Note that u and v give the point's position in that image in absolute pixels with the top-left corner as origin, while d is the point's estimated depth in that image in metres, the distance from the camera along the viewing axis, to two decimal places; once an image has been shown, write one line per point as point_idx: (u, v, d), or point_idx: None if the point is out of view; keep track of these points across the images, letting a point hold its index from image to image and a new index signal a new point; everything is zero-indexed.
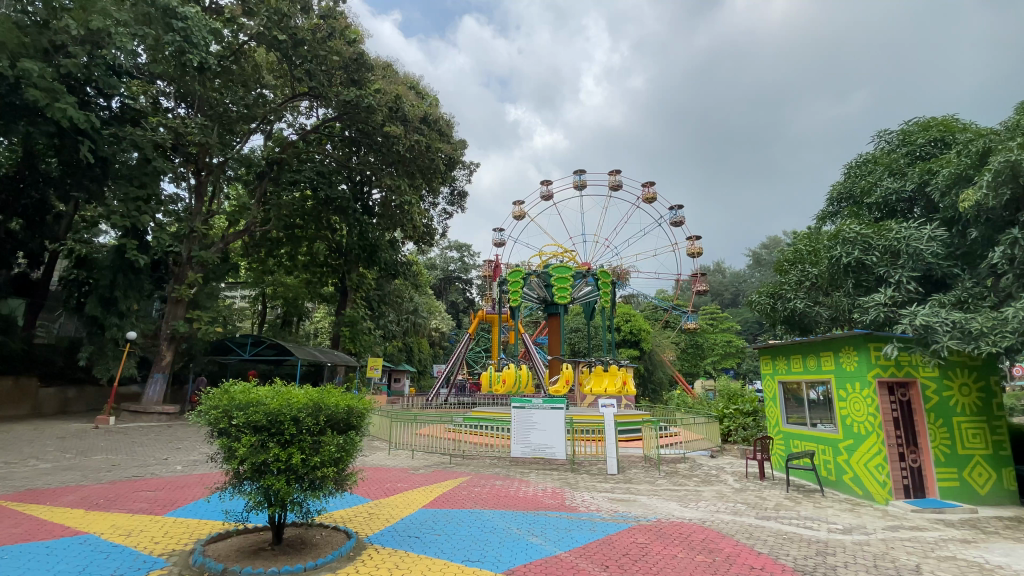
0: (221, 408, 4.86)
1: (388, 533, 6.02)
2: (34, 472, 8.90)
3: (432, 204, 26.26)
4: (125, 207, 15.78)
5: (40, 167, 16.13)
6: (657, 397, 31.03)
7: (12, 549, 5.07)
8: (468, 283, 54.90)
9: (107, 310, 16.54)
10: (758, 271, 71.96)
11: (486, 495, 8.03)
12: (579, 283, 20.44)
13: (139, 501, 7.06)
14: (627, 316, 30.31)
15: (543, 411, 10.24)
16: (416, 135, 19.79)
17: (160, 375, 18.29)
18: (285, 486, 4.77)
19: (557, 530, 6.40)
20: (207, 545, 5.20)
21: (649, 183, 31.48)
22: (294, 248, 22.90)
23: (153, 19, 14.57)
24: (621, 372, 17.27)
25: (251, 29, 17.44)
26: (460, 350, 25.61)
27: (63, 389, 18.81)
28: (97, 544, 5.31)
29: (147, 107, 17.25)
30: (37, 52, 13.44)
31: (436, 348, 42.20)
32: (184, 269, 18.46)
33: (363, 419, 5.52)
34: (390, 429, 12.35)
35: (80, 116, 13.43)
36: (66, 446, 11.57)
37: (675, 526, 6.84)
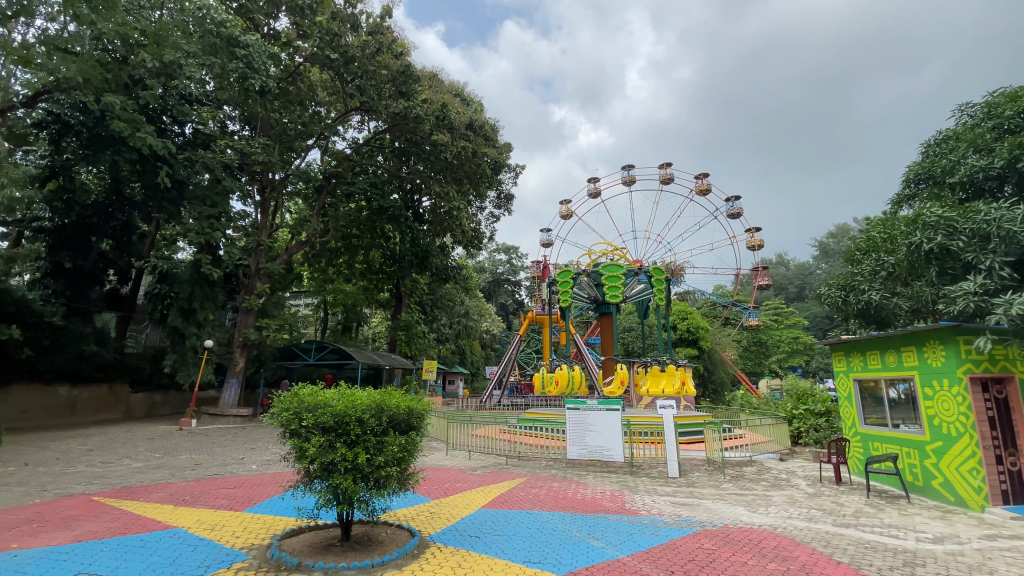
0: (293, 410, 5.09)
1: (449, 532, 6.12)
2: (128, 470, 9.73)
3: (480, 207, 26.72)
4: (199, 225, 17.05)
5: (125, 193, 17.45)
6: (719, 398, 29.68)
7: (111, 541, 5.56)
8: (517, 285, 55.30)
9: (186, 321, 17.87)
10: (825, 262, 67.58)
11: (544, 496, 8.00)
12: (632, 282, 20.14)
13: (221, 497, 7.57)
14: (684, 313, 29.38)
15: (598, 413, 10.04)
16: (463, 142, 20.27)
17: (234, 380, 19.48)
18: (351, 485, 4.95)
19: (618, 533, 6.26)
20: (282, 539, 5.49)
21: (703, 174, 30.23)
22: (351, 257, 23.94)
23: (219, 48, 15.54)
24: (680, 372, 16.87)
25: (305, 50, 18.35)
26: (511, 352, 25.54)
27: (149, 394, 20.51)
28: (185, 538, 5.70)
29: (215, 131, 18.49)
30: (119, 87, 14.77)
31: (488, 350, 42.64)
32: (253, 280, 19.66)
33: (423, 420, 5.64)
34: (447, 429, 12.54)
35: (158, 142, 14.69)
36: (155, 447, 12.56)
37: (744, 532, 6.53)
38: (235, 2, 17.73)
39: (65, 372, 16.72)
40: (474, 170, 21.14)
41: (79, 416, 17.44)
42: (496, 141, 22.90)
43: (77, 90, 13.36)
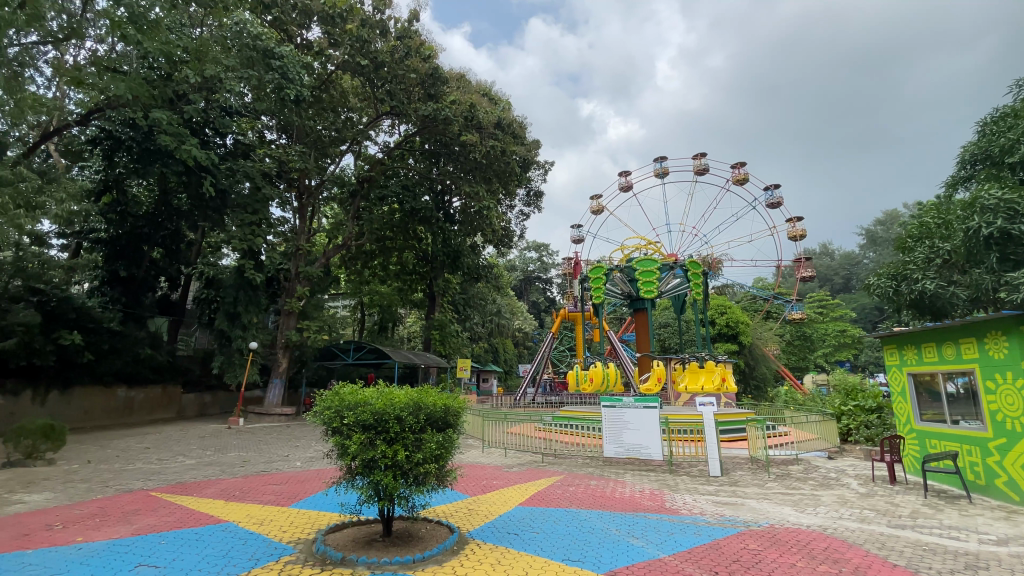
0: (334, 408, 5.22)
1: (488, 529, 6.15)
2: (182, 467, 10.23)
3: (510, 206, 26.78)
4: (242, 232, 17.75)
5: (173, 203, 18.36)
6: (762, 395, 28.74)
7: (169, 534, 5.86)
8: (548, 283, 55.12)
9: (232, 324, 18.62)
10: (873, 251, 64.36)
11: (582, 494, 7.94)
12: (667, 276, 19.71)
13: (268, 493, 7.86)
14: (722, 308, 28.60)
15: (635, 410, 9.87)
16: (491, 141, 20.37)
17: (278, 380, 20.20)
18: (392, 481, 5.04)
19: (658, 532, 6.15)
20: (327, 534, 5.65)
21: (739, 164, 29.30)
22: (386, 259, 24.44)
23: (256, 61, 16.18)
24: (719, 368, 16.41)
25: (337, 58, 18.82)
26: (544, 350, 25.39)
27: (200, 394, 21.51)
28: (236, 531, 5.94)
29: (254, 141, 19.18)
30: (165, 102, 15.54)
31: (521, 348, 42.68)
32: (293, 284, 20.33)
33: (460, 418, 5.68)
34: (482, 427, 12.58)
35: (201, 154, 15.37)
36: (206, 445, 13.15)
37: (791, 533, 6.29)
38: (270, 15, 18.33)
39: (123, 375, 17.68)
40: (503, 169, 21.20)
41: (136, 416, 18.46)
42: (525, 138, 22.90)
43: (126, 107, 14.11)
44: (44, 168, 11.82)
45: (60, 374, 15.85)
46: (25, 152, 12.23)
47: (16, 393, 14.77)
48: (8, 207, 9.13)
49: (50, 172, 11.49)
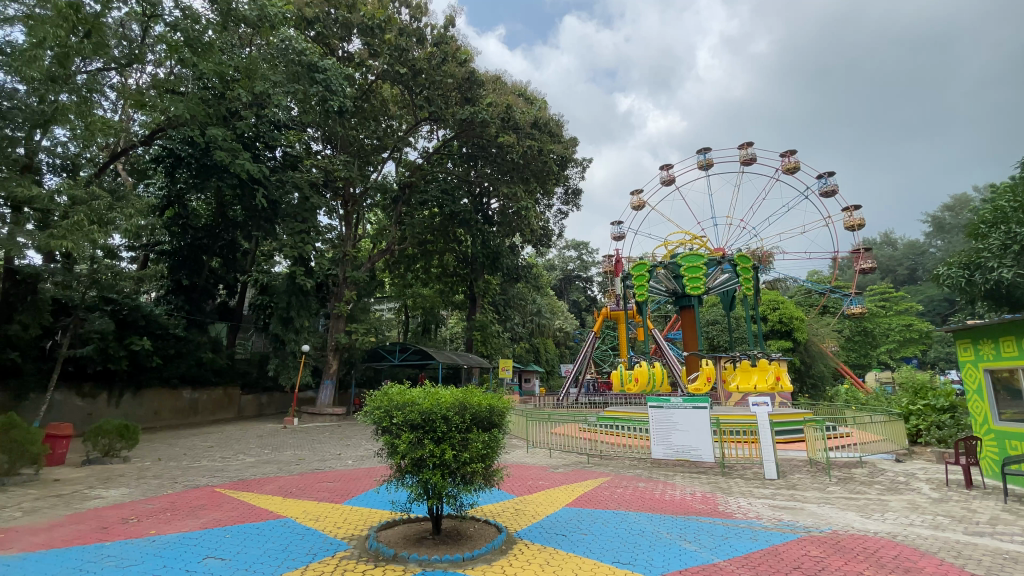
0: (383, 408, 5.36)
1: (536, 529, 6.14)
2: (244, 464, 10.79)
3: (548, 205, 26.73)
4: (292, 240, 18.57)
5: (229, 215, 19.43)
6: (819, 394, 27.31)
7: (233, 528, 6.18)
8: (589, 281, 54.54)
9: (285, 328, 19.47)
10: (940, 239, 60.08)
11: (630, 496, 7.79)
12: (714, 272, 19.04)
13: (323, 490, 8.16)
14: (774, 303, 27.39)
15: (684, 411, 9.58)
16: (528, 141, 20.47)
17: (329, 382, 20.96)
18: (440, 480, 5.12)
19: (712, 536, 5.95)
20: (379, 531, 5.79)
21: (789, 152, 28.00)
22: (427, 262, 24.93)
23: (301, 75, 16.83)
24: (773, 367, 15.62)
25: (377, 68, 19.37)
26: (586, 350, 25.09)
27: (257, 395, 22.64)
28: (294, 527, 6.20)
29: (301, 152, 19.99)
30: (219, 120, 16.49)
31: (562, 348, 42.43)
32: (341, 288, 21.04)
33: (505, 418, 5.71)
34: (527, 427, 12.57)
35: (253, 167, 16.25)
36: (264, 444, 13.82)
37: (856, 540, 5.94)
38: (313, 31, 19.09)
39: (188, 377, 18.81)
40: (540, 168, 21.29)
41: (200, 416, 19.61)
42: (562, 136, 22.80)
43: (185, 126, 15.07)
44: (114, 187, 12.68)
45: (132, 378, 17.03)
46: (97, 173, 13.25)
47: (95, 396, 15.99)
48: (83, 222, 9.88)
49: (119, 191, 12.32)
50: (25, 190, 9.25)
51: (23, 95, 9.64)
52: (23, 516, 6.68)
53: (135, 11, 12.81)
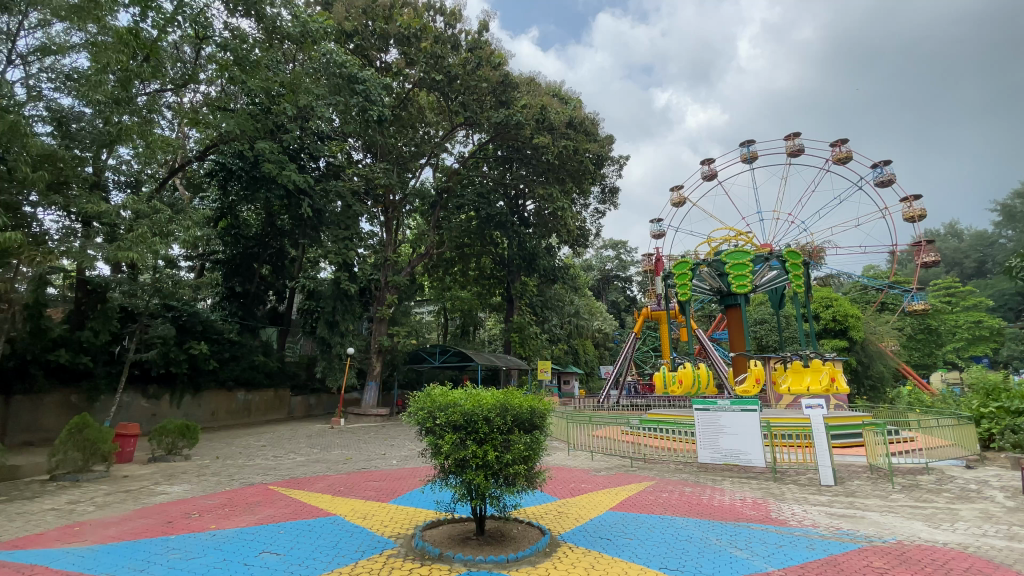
0: (426, 409, 5.44)
1: (579, 532, 6.09)
2: (295, 463, 11.21)
3: (584, 205, 26.53)
4: (337, 246, 19.25)
5: (277, 224, 20.29)
6: (878, 396, 25.80)
7: (286, 525, 6.43)
8: (628, 281, 53.71)
9: (331, 332, 20.12)
10: (1011, 228, 55.69)
11: (677, 501, 7.58)
12: (762, 269, 18.35)
13: (369, 489, 8.38)
14: (827, 300, 26.11)
15: (731, 414, 9.19)
16: (563, 141, 20.43)
17: (374, 384, 21.49)
18: (483, 481, 5.15)
19: (764, 544, 5.71)
20: (424, 530, 5.89)
21: (840, 141, 26.68)
22: (465, 265, 25.23)
23: (341, 87, 17.41)
24: (827, 368, 15.00)
25: (413, 76, 19.78)
26: (626, 351, 24.67)
27: (306, 397, 23.54)
28: (343, 524, 6.39)
29: (343, 162, 20.63)
30: (267, 133, 17.27)
31: (602, 349, 41.93)
32: (382, 292, 21.58)
33: (546, 420, 5.68)
34: (568, 429, 12.49)
35: (299, 178, 16.94)
36: (313, 443, 14.32)
37: (924, 551, 5.56)
38: (352, 43, 19.70)
39: (242, 379, 19.74)
40: (576, 168, 21.25)
41: (253, 416, 20.53)
42: (598, 135, 22.62)
43: (236, 141, 15.87)
44: (172, 200, 13.44)
45: (191, 380, 18.00)
46: (158, 188, 14.06)
47: (158, 398, 17.00)
48: (147, 235, 10.60)
49: (178, 205, 13.03)
50: (96, 206, 9.96)
51: (90, 117, 10.21)
52: (96, 510, 7.16)
53: (189, 34, 13.57)
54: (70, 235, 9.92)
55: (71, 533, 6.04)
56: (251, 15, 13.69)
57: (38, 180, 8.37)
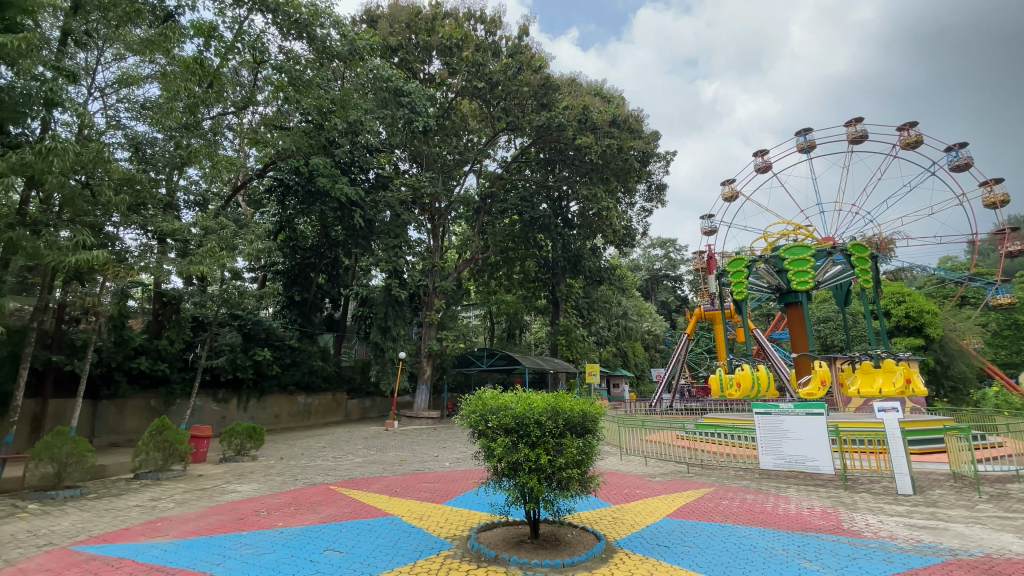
0: (478, 412, 5.51)
1: (636, 539, 5.97)
2: (353, 464, 11.63)
3: (630, 204, 26.09)
4: (387, 254, 19.92)
5: (331, 234, 21.20)
6: (961, 399, 23.76)
7: (347, 524, 6.67)
8: (678, 280, 52.40)
9: (384, 337, 20.80)
10: None
11: (737, 509, 7.28)
12: (824, 264, 17.33)
13: (424, 490, 8.57)
14: (898, 295, 24.37)
15: (796, 418, 8.71)
16: (607, 140, 20.18)
17: (424, 387, 21.95)
18: (537, 484, 5.14)
19: (836, 557, 5.38)
20: (480, 532, 5.96)
21: (908, 124, 24.87)
22: (510, 269, 25.38)
23: (388, 101, 18.06)
24: (901, 368, 13.98)
25: (456, 85, 20.17)
26: (679, 352, 23.96)
27: (361, 400, 24.38)
28: (401, 524, 6.56)
29: (390, 173, 21.29)
30: (320, 149, 18.10)
31: (652, 352, 40.92)
32: (431, 298, 22.04)
33: (599, 424, 5.60)
34: (619, 433, 12.29)
35: (350, 190, 17.69)
36: (370, 445, 14.81)
37: (1016, 565, 5.07)
38: (397, 57, 20.33)
39: (302, 384, 20.70)
40: (621, 166, 20.96)
41: (313, 419, 21.48)
42: (642, 132, 22.25)
43: (292, 157, 16.78)
44: (236, 215, 14.31)
45: (257, 385, 19.00)
46: (223, 205, 15.01)
47: (227, 402, 18.11)
48: (215, 249, 11.39)
49: (243, 221, 13.84)
50: (170, 225, 10.82)
51: (162, 142, 10.86)
52: (176, 507, 7.72)
53: (247, 59, 14.44)
54: (148, 251, 10.76)
55: (154, 528, 6.53)
56: (303, 37, 14.35)
57: (120, 203, 9.18)
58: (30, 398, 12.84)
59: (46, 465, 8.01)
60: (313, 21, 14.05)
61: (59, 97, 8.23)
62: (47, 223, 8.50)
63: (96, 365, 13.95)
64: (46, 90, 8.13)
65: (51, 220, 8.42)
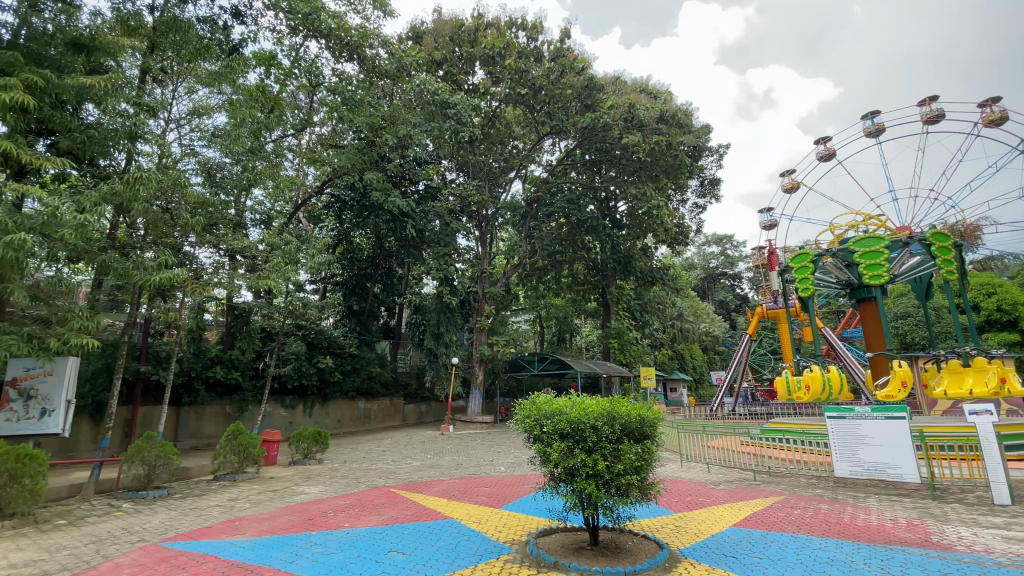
0: (533, 417, 5.52)
1: (701, 548, 5.74)
2: (412, 468, 11.93)
3: (682, 200, 25.36)
4: (438, 262, 20.46)
5: (385, 245, 21.96)
6: None
7: (409, 526, 6.84)
8: (736, 278, 50.31)
9: (437, 343, 21.26)
10: None
11: (810, 520, 6.85)
12: (901, 256, 15.97)
13: (482, 494, 8.66)
14: (987, 287, 22.23)
15: (874, 422, 8.09)
16: (655, 137, 19.71)
17: (478, 392, 22.13)
18: (595, 491, 5.07)
19: (926, 572, 4.93)
20: (538, 537, 5.94)
21: (992, 99, 22.64)
22: (558, 272, 25.32)
23: (435, 114, 18.62)
24: (994, 367, 12.50)
25: (500, 93, 20.41)
26: (740, 354, 22.88)
27: (417, 405, 24.97)
28: (461, 528, 6.66)
29: (439, 183, 21.77)
30: (373, 164, 18.81)
31: (711, 353, 39.33)
32: (481, 303, 22.28)
33: (657, 429, 5.45)
34: (679, 439, 11.97)
35: (402, 203, 18.32)
36: (427, 449, 15.14)
37: None
38: (442, 71, 20.88)
39: (362, 390, 21.49)
40: (670, 162, 20.43)
41: (373, 423, 22.24)
42: (692, 126, 21.60)
43: (347, 173, 17.60)
44: (297, 230, 15.12)
45: (321, 392, 19.90)
46: (286, 222, 15.86)
47: (294, 407, 19.05)
48: (280, 263, 12.32)
49: (304, 236, 14.58)
50: (239, 242, 11.59)
51: (229, 165, 11.62)
52: (252, 507, 8.22)
53: (304, 83, 15.24)
54: (221, 267, 11.54)
55: (233, 526, 6.99)
56: (354, 58, 14.97)
57: (196, 224, 9.87)
58: (122, 405, 14.09)
59: (138, 467, 8.77)
60: (363, 43, 14.65)
61: (141, 130, 8.73)
62: (134, 246, 9.28)
63: (178, 375, 15.13)
64: (129, 124, 8.65)
65: (136, 241, 9.27)
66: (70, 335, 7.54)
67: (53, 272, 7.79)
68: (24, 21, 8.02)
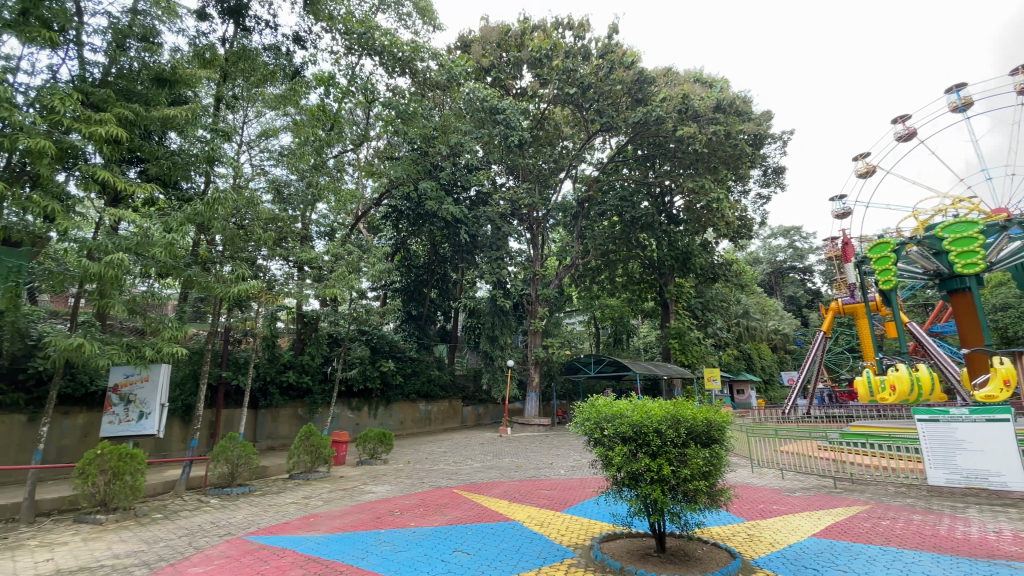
0: (593, 420, 5.43)
1: (777, 559, 5.41)
2: (473, 469, 12.08)
3: (743, 192, 24.23)
4: (491, 267, 20.81)
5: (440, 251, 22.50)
6: None
7: (471, 527, 6.93)
8: (807, 272, 47.36)
9: (492, 346, 21.49)
10: None
11: (901, 532, 6.28)
12: (999, 240, 14.51)
13: (542, 497, 8.62)
14: None
15: (972, 425, 7.33)
16: (712, 127, 18.93)
17: (534, 394, 22.13)
18: (661, 496, 4.92)
19: None
20: (602, 542, 5.83)
21: None
22: (613, 271, 24.95)
23: (484, 120, 18.89)
24: None
25: (547, 95, 20.31)
26: (813, 353, 21.45)
27: (475, 407, 25.32)
28: (523, 530, 6.66)
29: (491, 188, 22.03)
30: (427, 173, 19.32)
31: (781, 352, 37.14)
32: (535, 306, 22.21)
33: (725, 433, 5.22)
34: (748, 443, 11.37)
35: (455, 209, 18.73)
36: (486, 450, 15.31)
37: None
38: (490, 77, 21.13)
39: (422, 392, 22.07)
40: (730, 152, 19.56)
41: (434, 426, 22.76)
42: (751, 113, 20.60)
43: (403, 184, 18.30)
44: (358, 240, 15.81)
45: (384, 394, 20.62)
46: (348, 233, 16.64)
47: (360, 410, 19.82)
48: (344, 273, 12.92)
49: (364, 245, 15.15)
50: (306, 253, 12.25)
51: (295, 182, 12.33)
52: (324, 504, 8.64)
53: (360, 100, 15.86)
54: (290, 278, 12.25)
55: (309, 523, 7.37)
56: (407, 72, 15.39)
57: (268, 239, 10.54)
58: (207, 409, 15.27)
59: (223, 466, 9.45)
60: (414, 56, 15.04)
61: (218, 153, 9.54)
62: (214, 261, 10.02)
63: (255, 379, 16.22)
64: (207, 149, 9.51)
65: (216, 256, 10.04)
66: (163, 344, 8.27)
67: (146, 287, 8.53)
68: (113, 60, 8.88)
